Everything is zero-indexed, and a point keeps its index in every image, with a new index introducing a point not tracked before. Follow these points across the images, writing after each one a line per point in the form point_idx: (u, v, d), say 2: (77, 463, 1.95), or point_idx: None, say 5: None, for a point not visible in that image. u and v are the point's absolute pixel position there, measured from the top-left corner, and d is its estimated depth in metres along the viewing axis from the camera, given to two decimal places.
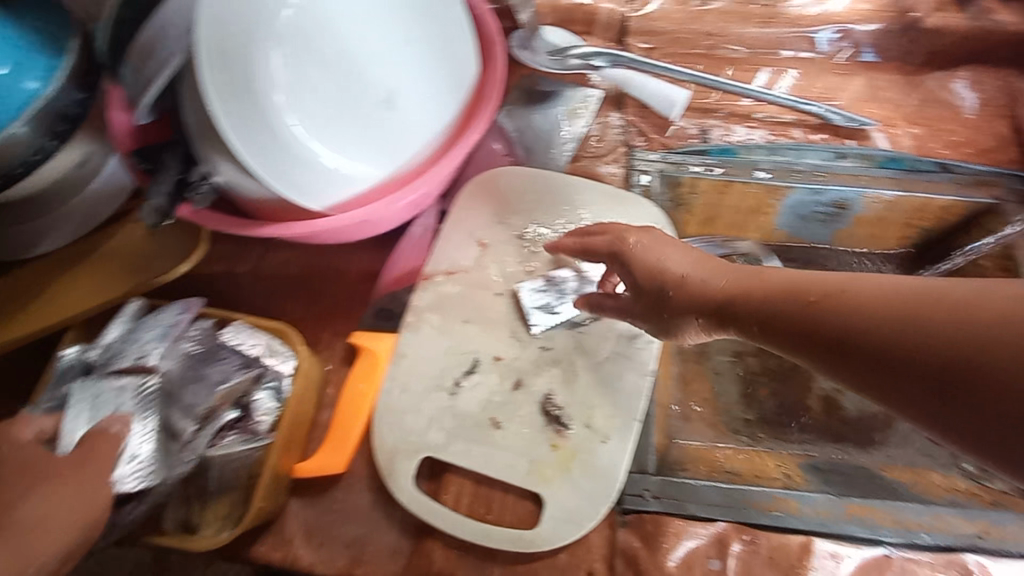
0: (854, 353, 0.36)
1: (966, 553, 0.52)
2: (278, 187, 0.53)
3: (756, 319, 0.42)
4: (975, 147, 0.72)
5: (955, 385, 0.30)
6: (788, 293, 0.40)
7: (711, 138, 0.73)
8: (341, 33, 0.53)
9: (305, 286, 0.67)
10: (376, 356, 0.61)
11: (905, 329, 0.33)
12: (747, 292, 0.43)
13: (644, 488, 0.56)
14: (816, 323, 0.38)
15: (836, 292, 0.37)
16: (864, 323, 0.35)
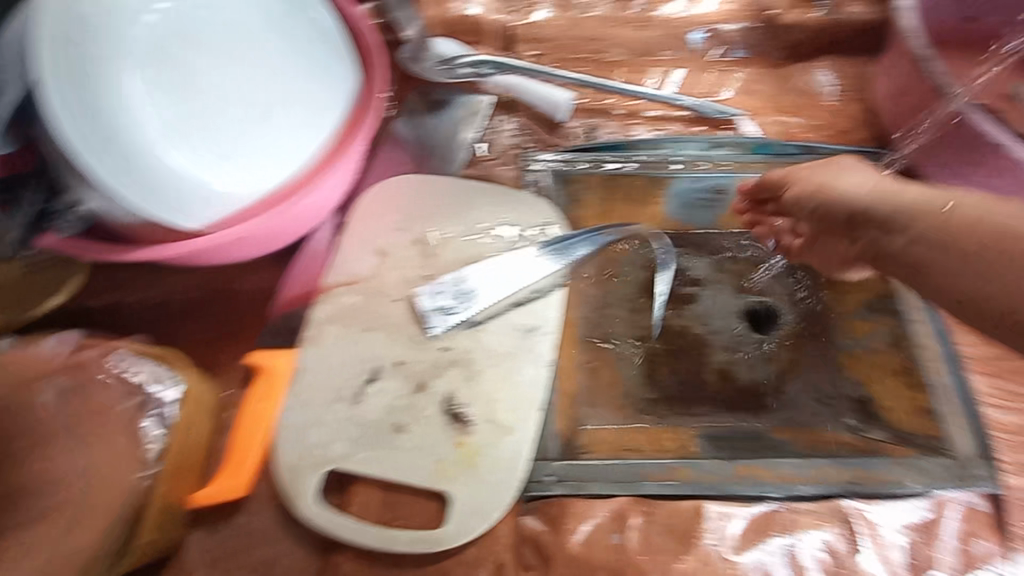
0: (941, 255, 0.44)
1: (842, 498, 0.57)
2: (146, 205, 0.52)
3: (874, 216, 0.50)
4: (834, 130, 0.78)
5: (1012, 300, 0.39)
6: (917, 209, 0.47)
7: (599, 136, 0.77)
8: (209, 48, 0.54)
9: (201, 310, 0.65)
10: (273, 374, 0.60)
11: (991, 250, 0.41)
12: (897, 197, 0.49)
13: (547, 473, 0.58)
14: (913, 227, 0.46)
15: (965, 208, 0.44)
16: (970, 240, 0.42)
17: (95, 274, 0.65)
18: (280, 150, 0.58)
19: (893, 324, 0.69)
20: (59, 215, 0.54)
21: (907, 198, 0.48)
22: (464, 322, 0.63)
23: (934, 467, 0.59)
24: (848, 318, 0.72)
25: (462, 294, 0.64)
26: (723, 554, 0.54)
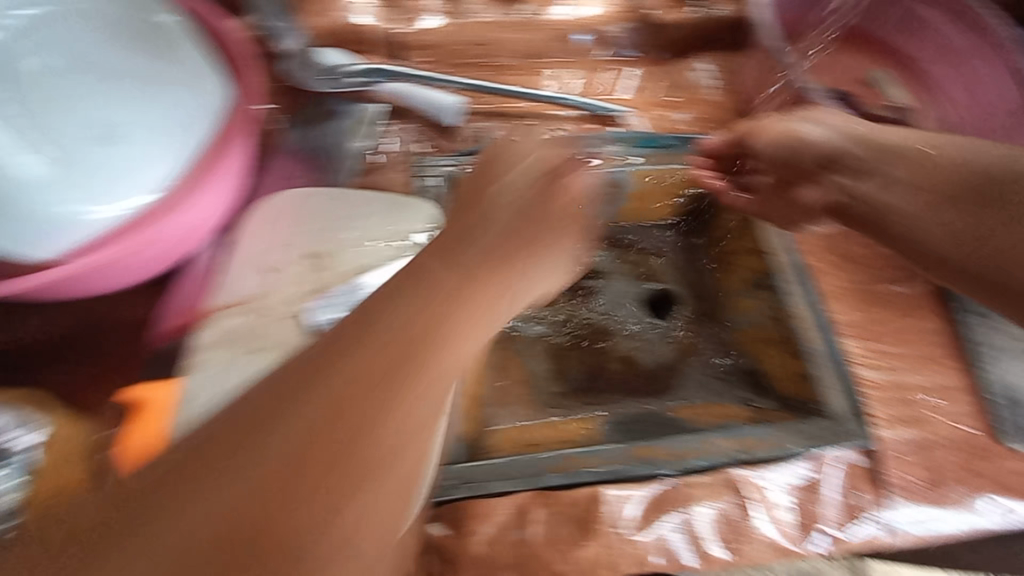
0: (933, 206, 0.55)
1: (731, 468, 0.60)
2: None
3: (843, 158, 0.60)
4: (712, 122, 0.83)
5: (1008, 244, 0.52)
6: (932, 161, 0.56)
7: (491, 138, 0.78)
8: (76, 90, 0.54)
9: (73, 346, 0.61)
10: (151, 408, 0.57)
11: (993, 206, 0.53)
12: (902, 153, 0.57)
13: (447, 478, 0.57)
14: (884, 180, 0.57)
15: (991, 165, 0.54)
16: (972, 190, 0.54)
17: None
18: (139, 167, 0.55)
19: (769, 299, 0.72)
20: None
21: (918, 149, 0.57)
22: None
23: (812, 429, 0.63)
24: (733, 297, 0.77)
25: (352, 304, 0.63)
26: (623, 535, 0.56)
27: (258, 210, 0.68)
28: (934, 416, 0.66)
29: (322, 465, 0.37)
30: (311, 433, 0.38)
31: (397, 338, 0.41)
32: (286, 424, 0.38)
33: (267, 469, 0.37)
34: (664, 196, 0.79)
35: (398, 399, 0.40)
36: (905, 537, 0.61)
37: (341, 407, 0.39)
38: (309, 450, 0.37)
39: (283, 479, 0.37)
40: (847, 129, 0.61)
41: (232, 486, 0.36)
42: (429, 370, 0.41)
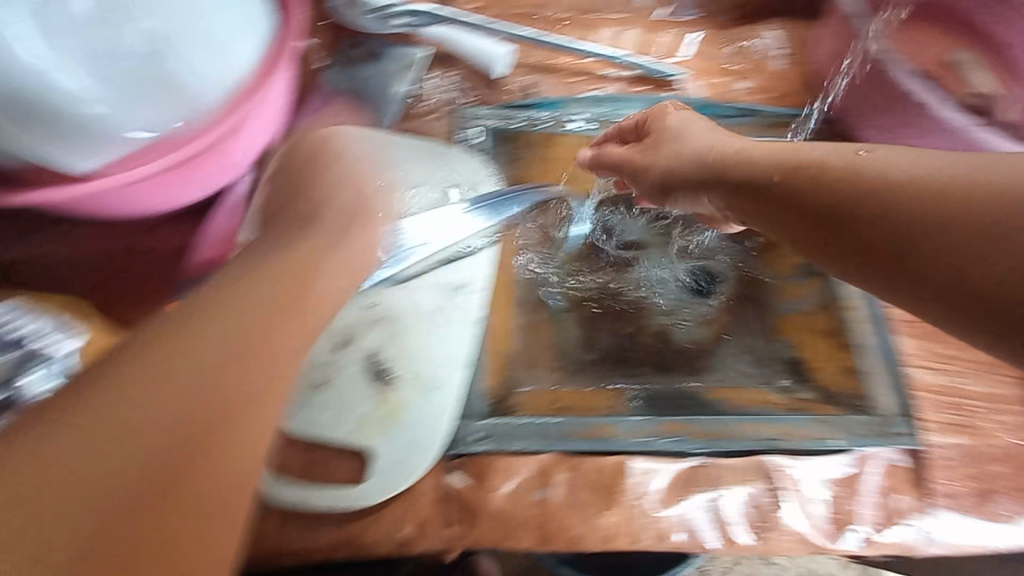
0: (823, 219, 0.42)
1: (767, 454, 0.57)
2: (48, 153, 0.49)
3: (736, 181, 0.49)
4: (776, 92, 0.77)
5: (958, 264, 0.36)
6: (797, 168, 0.44)
7: (533, 94, 0.74)
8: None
9: (104, 268, 0.60)
10: None
11: (881, 204, 0.39)
12: (784, 164, 0.45)
13: (471, 431, 0.56)
14: (796, 186, 0.44)
15: (843, 165, 0.42)
16: (839, 198, 0.41)
17: None
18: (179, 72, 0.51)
19: (823, 287, 0.71)
20: None
21: (776, 159, 0.46)
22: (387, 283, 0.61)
23: (857, 425, 0.60)
24: (782, 281, 0.73)
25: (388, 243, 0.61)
26: (648, 509, 0.54)
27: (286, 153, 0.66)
28: (987, 424, 0.62)
29: (169, 435, 0.35)
30: (151, 412, 0.35)
31: (245, 332, 0.39)
32: (100, 419, 0.35)
33: (145, 457, 0.35)
34: None
35: (261, 357, 0.39)
36: (947, 547, 0.57)
37: (197, 375, 0.37)
38: (162, 423, 0.35)
39: (168, 471, 0.35)
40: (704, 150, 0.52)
41: (42, 445, 0.34)
42: (293, 322, 0.41)
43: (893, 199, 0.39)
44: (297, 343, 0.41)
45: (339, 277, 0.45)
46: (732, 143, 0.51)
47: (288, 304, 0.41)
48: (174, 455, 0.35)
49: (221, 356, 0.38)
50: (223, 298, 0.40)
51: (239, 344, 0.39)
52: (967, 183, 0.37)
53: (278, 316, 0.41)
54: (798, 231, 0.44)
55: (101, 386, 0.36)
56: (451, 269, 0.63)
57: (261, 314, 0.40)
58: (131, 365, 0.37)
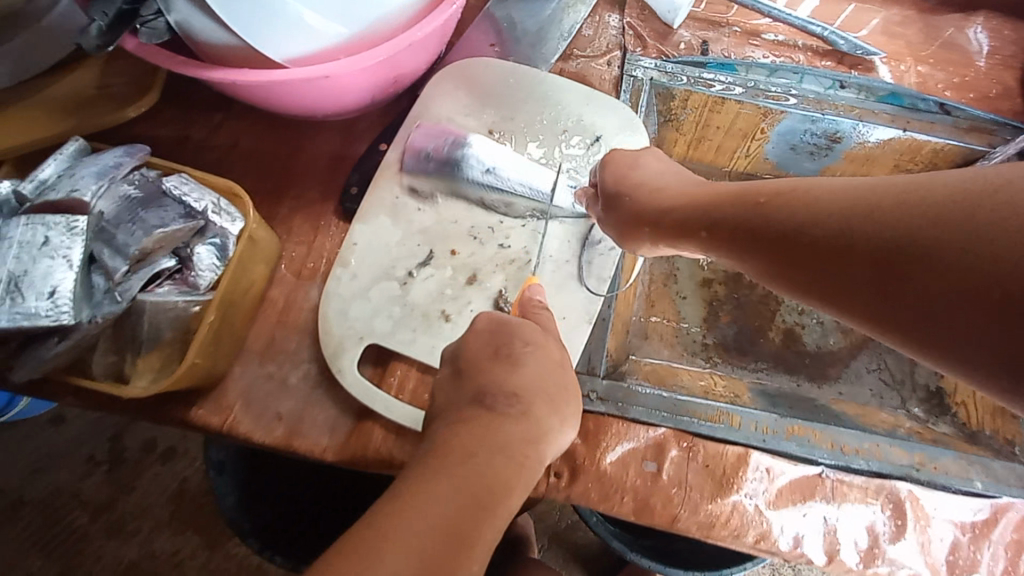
0: (785, 252, 0.39)
1: (898, 481, 0.53)
2: (248, 37, 0.50)
3: (701, 224, 0.46)
4: (977, 93, 0.68)
5: (997, 272, 0.29)
6: (730, 200, 0.44)
7: (710, 51, 0.68)
8: None
9: (269, 162, 0.63)
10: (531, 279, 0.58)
11: (833, 228, 0.36)
12: (710, 205, 0.46)
13: (591, 389, 0.55)
14: (765, 219, 0.41)
15: (782, 192, 0.41)
16: (781, 228, 0.40)
17: (167, 103, 0.64)
18: None
19: None
20: (145, 19, 0.51)
21: (724, 197, 0.45)
22: (435, 221, 0.61)
23: (1003, 471, 0.54)
24: None
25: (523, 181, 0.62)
26: (757, 507, 0.52)
27: (440, 76, 0.64)
28: None
29: (448, 557, 0.34)
30: (481, 464, 0.39)
31: (487, 445, 0.41)
32: (430, 493, 0.37)
33: (475, 499, 0.37)
34: (882, 164, 0.70)
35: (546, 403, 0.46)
36: None
37: (458, 467, 0.39)
38: (481, 501, 0.37)
39: (487, 503, 0.38)
40: (684, 187, 0.50)
41: (424, 486, 0.37)
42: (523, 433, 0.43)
43: (832, 224, 0.36)
44: (529, 433, 0.43)
45: (543, 392, 0.46)
46: (667, 191, 0.50)
47: (524, 411, 0.44)
48: (462, 519, 0.36)
49: (475, 451, 0.40)
50: (492, 391, 0.45)
51: (490, 444, 0.41)
52: (890, 191, 0.34)
53: (512, 414, 0.44)
54: (770, 266, 0.41)
55: (471, 437, 0.42)
56: (584, 220, 0.61)
57: (519, 404, 0.44)
58: (485, 422, 0.43)
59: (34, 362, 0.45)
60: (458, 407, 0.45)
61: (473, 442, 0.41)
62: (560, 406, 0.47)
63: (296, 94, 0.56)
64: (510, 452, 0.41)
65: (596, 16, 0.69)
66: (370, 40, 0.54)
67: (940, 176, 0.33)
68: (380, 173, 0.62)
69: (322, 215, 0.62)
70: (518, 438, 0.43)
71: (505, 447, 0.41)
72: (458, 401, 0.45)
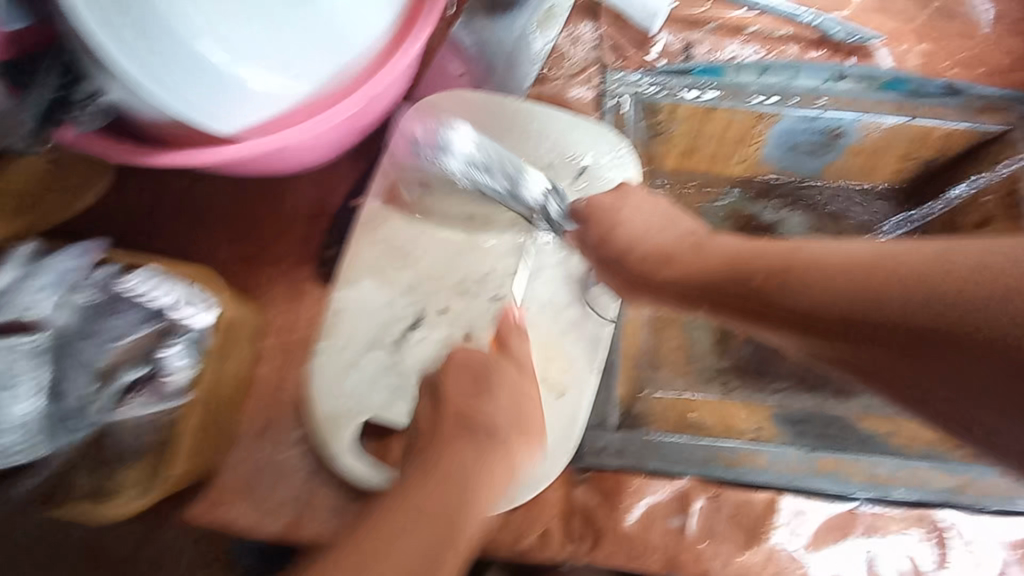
0: (791, 322, 0.37)
1: (940, 510, 0.50)
2: (193, 115, 0.46)
3: (704, 296, 0.42)
4: (986, 68, 0.63)
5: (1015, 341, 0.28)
6: (726, 269, 0.41)
7: (695, 54, 0.63)
8: None
9: (238, 231, 0.59)
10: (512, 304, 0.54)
11: (839, 305, 0.34)
12: (689, 260, 0.44)
13: (604, 443, 0.52)
14: (766, 302, 0.38)
15: (780, 271, 0.38)
16: (792, 308, 0.37)
17: (125, 180, 0.60)
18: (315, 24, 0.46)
19: None
20: (79, 104, 0.47)
21: (720, 262, 0.42)
22: (424, 276, 0.57)
23: None
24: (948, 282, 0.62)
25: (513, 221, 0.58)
26: (794, 552, 0.49)
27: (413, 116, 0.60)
28: None
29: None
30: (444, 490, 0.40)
31: (461, 465, 0.42)
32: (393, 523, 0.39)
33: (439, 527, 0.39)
34: (890, 156, 0.65)
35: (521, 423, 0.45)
36: None
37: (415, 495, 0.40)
38: (451, 528, 0.39)
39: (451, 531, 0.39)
40: (678, 233, 0.46)
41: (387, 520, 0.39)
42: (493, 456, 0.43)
43: (837, 299, 0.34)
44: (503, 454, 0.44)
45: (514, 415, 0.46)
46: (652, 237, 0.47)
47: (496, 445, 0.43)
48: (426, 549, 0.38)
49: (449, 472, 0.41)
50: (477, 422, 0.44)
51: (463, 467, 0.42)
52: (895, 266, 0.33)
53: (486, 441, 0.43)
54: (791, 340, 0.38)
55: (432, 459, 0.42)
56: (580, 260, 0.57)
57: (498, 435, 0.44)
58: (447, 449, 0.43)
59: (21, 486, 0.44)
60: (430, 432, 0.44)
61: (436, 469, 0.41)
62: (529, 434, 0.46)
63: (256, 162, 0.52)
64: (481, 478, 0.42)
65: (568, 31, 0.64)
66: (325, 96, 0.50)
67: (929, 251, 0.32)
68: (358, 232, 0.58)
69: (301, 282, 0.58)
70: (491, 459, 0.43)
71: (475, 468, 0.42)
72: (437, 423, 0.44)
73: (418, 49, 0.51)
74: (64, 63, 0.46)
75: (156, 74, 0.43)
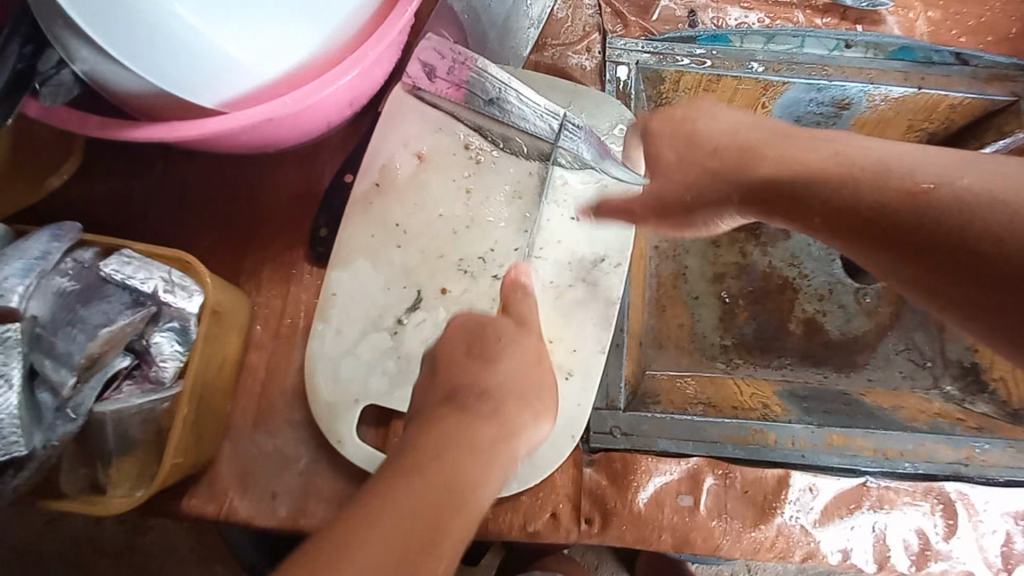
0: (928, 247, 0.31)
1: (947, 481, 0.50)
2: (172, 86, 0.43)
3: (834, 214, 0.35)
4: (995, 35, 0.61)
5: None
6: (885, 179, 0.33)
7: (699, 22, 0.61)
8: None
9: (222, 210, 0.56)
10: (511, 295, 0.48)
11: (1013, 241, 0.28)
12: (828, 169, 0.36)
13: (612, 425, 0.51)
14: (921, 221, 0.31)
15: (960, 180, 0.31)
16: (944, 231, 0.31)
17: (97, 158, 0.56)
18: None
19: None
20: (45, 76, 0.43)
21: (893, 177, 0.33)
22: (421, 256, 0.55)
23: None
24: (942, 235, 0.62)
25: (513, 198, 0.56)
26: (803, 526, 0.49)
27: (422, 91, 0.57)
28: None
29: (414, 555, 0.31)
30: (447, 459, 0.36)
31: (433, 498, 0.34)
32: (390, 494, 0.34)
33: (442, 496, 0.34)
34: (897, 126, 0.64)
35: (522, 397, 0.43)
36: None
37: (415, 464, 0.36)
38: (452, 495, 0.35)
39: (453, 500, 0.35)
40: (819, 143, 0.38)
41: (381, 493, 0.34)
42: (493, 434, 0.40)
43: (1014, 224, 0.28)
44: (504, 430, 0.40)
45: (518, 392, 0.43)
46: (750, 142, 0.41)
47: (494, 408, 0.41)
48: (429, 514, 0.33)
49: (414, 519, 0.33)
50: (463, 389, 0.41)
51: (433, 508, 0.33)
52: None
53: (485, 412, 0.41)
54: (910, 270, 0.32)
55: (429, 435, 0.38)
56: (586, 238, 0.55)
57: (489, 402, 0.41)
58: (441, 426, 0.39)
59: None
60: (431, 417, 0.40)
61: (437, 441, 0.38)
62: (536, 403, 0.44)
63: (240, 137, 0.49)
64: (484, 454, 0.38)
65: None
66: (317, 63, 0.47)
67: None
68: (350, 212, 0.55)
69: (292, 263, 0.56)
70: (490, 432, 0.40)
71: (471, 441, 0.38)
72: (429, 404, 0.41)
73: (412, 11, 0.47)
74: (25, 34, 0.43)
75: (131, 41, 0.40)
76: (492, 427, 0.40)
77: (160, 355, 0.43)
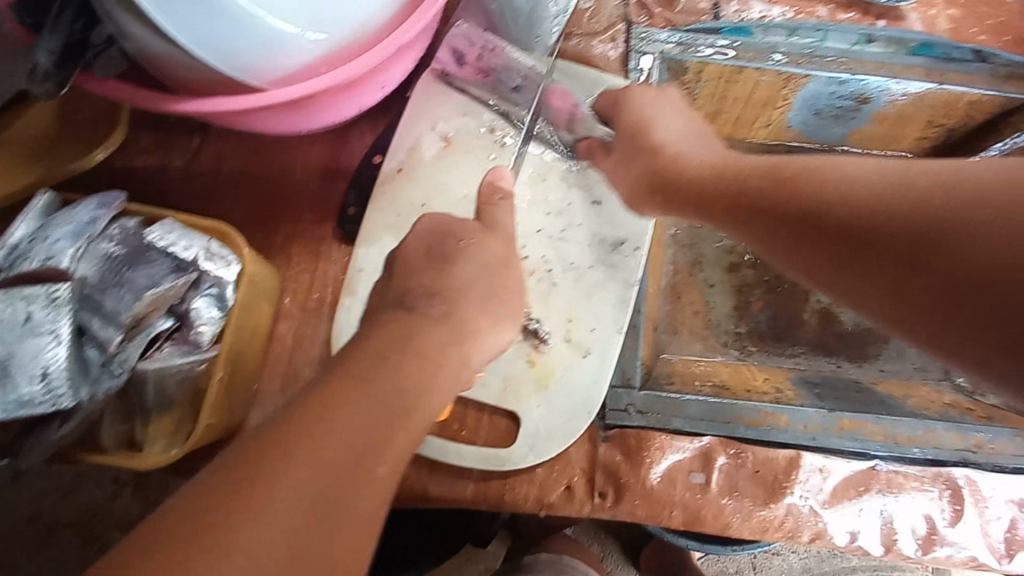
0: (791, 222, 0.40)
1: (955, 467, 0.51)
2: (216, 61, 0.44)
3: (723, 201, 0.45)
4: (1016, 33, 0.62)
5: (978, 263, 0.32)
6: (759, 173, 0.44)
7: (722, 15, 0.62)
8: None
9: (256, 186, 0.58)
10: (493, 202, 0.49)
11: (844, 214, 0.38)
12: (724, 168, 0.46)
13: (628, 403, 0.52)
14: (785, 200, 0.41)
15: (813, 167, 0.41)
16: (802, 209, 0.40)
17: (139, 133, 0.59)
18: None
19: None
20: (96, 49, 0.46)
21: (763, 173, 0.43)
22: None
23: None
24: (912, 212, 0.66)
25: (536, 180, 0.58)
26: (813, 507, 0.50)
27: (451, 76, 0.59)
28: None
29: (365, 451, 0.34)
30: (403, 365, 0.38)
31: (388, 404, 0.36)
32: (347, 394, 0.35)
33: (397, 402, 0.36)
34: (916, 122, 0.64)
35: (483, 306, 0.44)
36: None
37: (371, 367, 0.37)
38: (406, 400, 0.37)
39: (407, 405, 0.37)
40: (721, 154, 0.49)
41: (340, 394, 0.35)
42: (451, 342, 0.41)
43: (848, 203, 0.38)
44: (455, 335, 0.41)
45: (480, 299, 0.43)
46: (685, 144, 0.50)
47: (452, 313, 0.42)
48: (383, 418, 0.35)
49: (363, 431, 0.34)
50: (424, 289, 0.42)
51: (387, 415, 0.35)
52: (924, 178, 0.35)
53: (442, 317, 0.41)
54: (780, 243, 0.41)
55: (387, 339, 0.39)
56: (606, 223, 0.56)
57: (444, 306, 0.42)
58: (400, 330, 0.40)
59: (35, 448, 0.42)
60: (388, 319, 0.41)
61: (390, 341, 0.39)
62: (499, 309, 0.44)
63: (275, 114, 0.51)
64: (442, 363, 0.40)
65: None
66: (353, 44, 0.48)
67: (938, 172, 0.36)
68: (379, 191, 0.57)
69: (321, 239, 0.58)
70: (446, 338, 0.41)
71: (429, 343, 0.40)
72: (386, 305, 0.42)
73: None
74: (76, 7, 0.44)
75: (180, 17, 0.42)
76: (452, 328, 0.41)
77: (196, 318, 0.45)
